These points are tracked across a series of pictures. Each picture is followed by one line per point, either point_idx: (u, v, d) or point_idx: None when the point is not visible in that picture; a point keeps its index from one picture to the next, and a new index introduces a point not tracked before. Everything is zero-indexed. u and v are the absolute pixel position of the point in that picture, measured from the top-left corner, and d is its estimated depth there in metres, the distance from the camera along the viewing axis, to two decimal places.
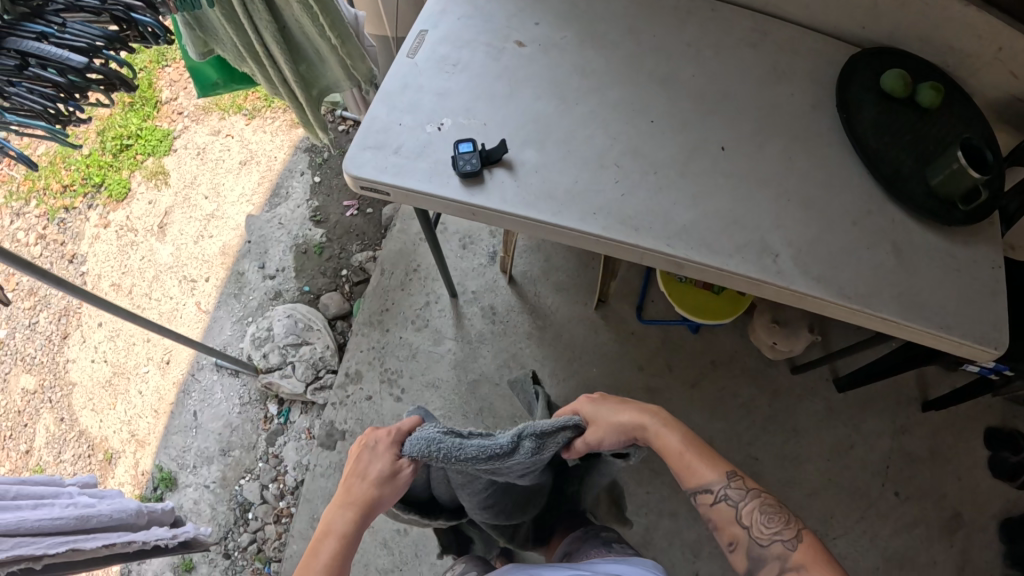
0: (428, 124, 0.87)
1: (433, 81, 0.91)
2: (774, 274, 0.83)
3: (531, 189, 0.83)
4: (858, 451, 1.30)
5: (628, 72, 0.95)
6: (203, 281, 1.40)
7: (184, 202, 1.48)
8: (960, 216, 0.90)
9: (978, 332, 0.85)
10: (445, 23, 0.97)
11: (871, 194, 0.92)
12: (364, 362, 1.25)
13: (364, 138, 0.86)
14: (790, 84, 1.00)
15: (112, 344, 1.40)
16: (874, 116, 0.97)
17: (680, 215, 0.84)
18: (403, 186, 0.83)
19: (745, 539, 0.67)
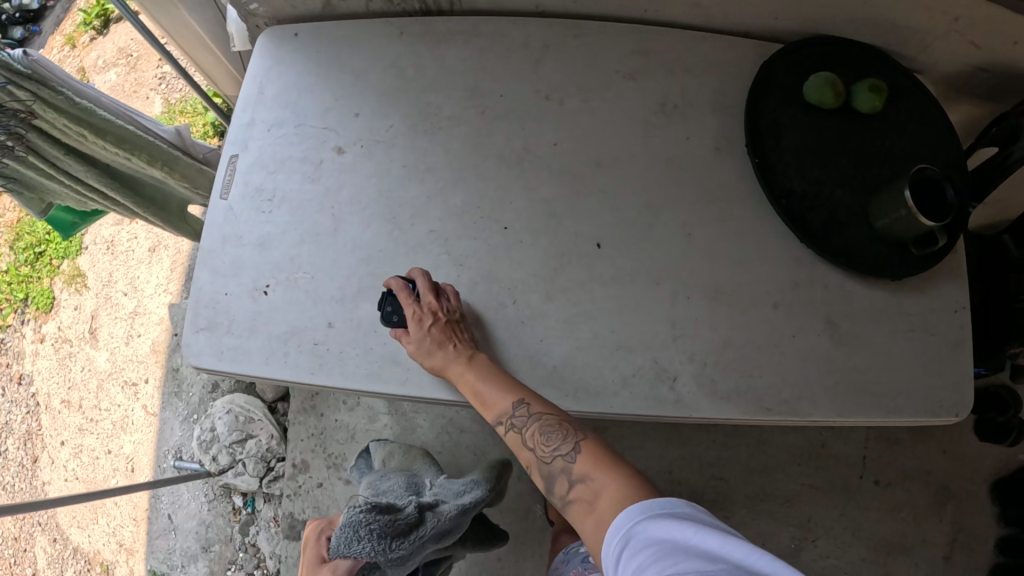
0: (254, 289, 0.79)
1: (252, 227, 0.81)
2: (672, 405, 0.73)
3: (370, 356, 0.76)
4: (833, 447, 1.23)
5: (475, 160, 0.81)
6: (144, 383, 1.39)
7: (106, 302, 1.44)
8: (914, 263, 0.78)
9: (926, 405, 0.77)
10: (254, 140, 0.85)
11: (796, 253, 0.79)
12: (307, 451, 1.22)
13: (195, 320, 0.79)
14: (684, 121, 0.83)
15: (78, 461, 1.41)
16: (801, 141, 0.83)
17: (553, 353, 0.74)
18: (244, 373, 0.77)
19: (536, 460, 0.70)
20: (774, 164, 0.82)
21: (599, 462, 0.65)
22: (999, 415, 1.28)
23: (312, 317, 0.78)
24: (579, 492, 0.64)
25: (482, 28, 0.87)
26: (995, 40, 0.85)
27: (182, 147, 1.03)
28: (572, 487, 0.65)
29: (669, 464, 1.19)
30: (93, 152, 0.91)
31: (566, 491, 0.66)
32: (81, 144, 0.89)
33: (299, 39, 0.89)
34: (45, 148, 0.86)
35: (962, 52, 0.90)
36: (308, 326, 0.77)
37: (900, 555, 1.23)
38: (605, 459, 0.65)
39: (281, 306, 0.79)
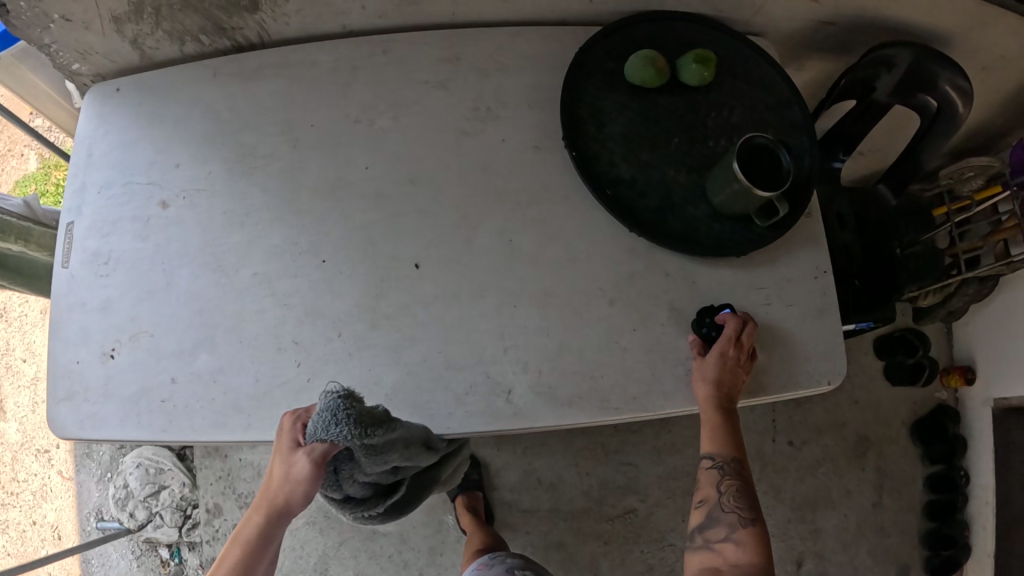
0: (101, 354, 0.75)
1: (93, 292, 0.77)
2: (509, 419, 0.70)
3: (214, 407, 0.71)
4: (738, 415, 1.24)
5: (290, 195, 0.77)
6: (55, 449, 1.37)
7: (6, 372, 1.41)
8: (761, 234, 0.77)
9: (782, 380, 0.77)
10: (87, 204, 0.80)
11: (630, 245, 0.76)
12: (218, 494, 1.22)
13: (54, 391, 0.76)
14: (503, 124, 0.81)
15: (6, 536, 1.39)
16: (625, 128, 0.81)
17: (386, 381, 0.70)
18: (104, 438, 0.74)
19: (714, 502, 0.76)
20: (600, 154, 0.79)
21: (757, 544, 0.73)
22: (908, 357, 1.27)
23: (156, 374, 0.73)
24: (723, 547, 0.74)
25: (291, 57, 0.83)
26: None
27: (32, 217, 1.02)
28: (720, 539, 0.74)
29: (575, 455, 1.19)
30: None
31: (717, 541, 0.74)
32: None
33: (123, 94, 0.84)
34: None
35: (792, 11, 0.88)
36: (155, 385, 0.73)
37: (825, 508, 1.25)
38: (761, 540, 0.74)
39: (126, 367, 0.74)
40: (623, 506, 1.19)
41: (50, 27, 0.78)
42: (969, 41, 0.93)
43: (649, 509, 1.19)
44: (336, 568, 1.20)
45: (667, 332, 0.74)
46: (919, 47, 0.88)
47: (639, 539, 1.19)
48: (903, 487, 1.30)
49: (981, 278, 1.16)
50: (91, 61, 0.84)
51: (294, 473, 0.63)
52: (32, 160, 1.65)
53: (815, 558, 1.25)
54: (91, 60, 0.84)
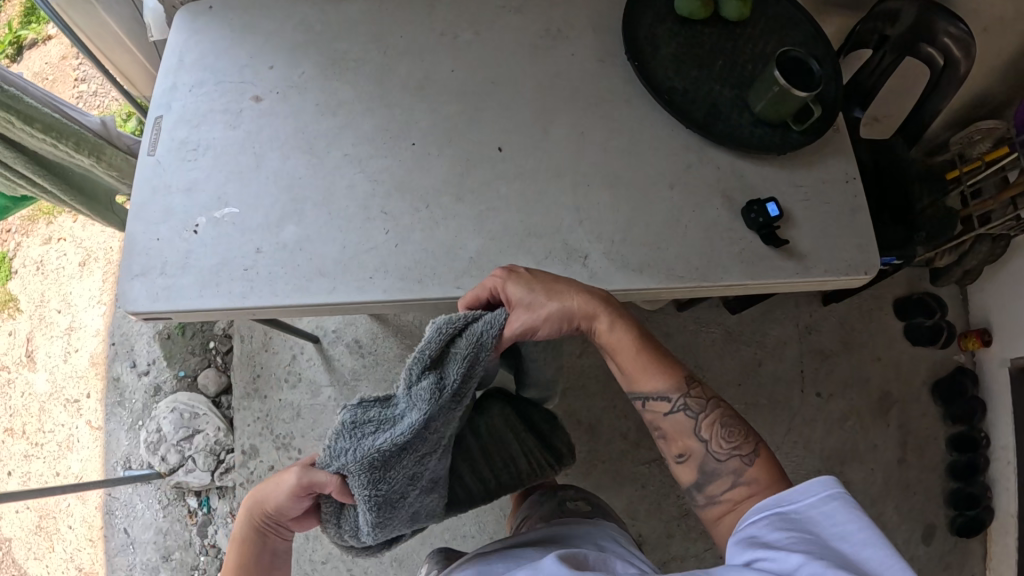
0: (182, 230, 0.78)
1: (181, 176, 0.81)
2: (587, 280, 0.75)
3: (301, 270, 0.74)
4: (768, 366, 1.26)
5: (382, 89, 0.84)
6: (87, 399, 1.36)
7: (40, 323, 1.41)
8: (795, 139, 0.83)
9: (843, 262, 0.80)
10: (178, 101, 0.85)
11: (686, 142, 0.84)
12: (256, 435, 1.22)
13: (129, 268, 0.76)
14: (570, 43, 0.88)
15: (27, 490, 1.37)
16: (676, 50, 0.88)
17: (469, 243, 0.75)
18: (177, 311, 0.74)
19: (701, 451, 0.69)
20: (653, 69, 0.86)
21: (769, 470, 0.67)
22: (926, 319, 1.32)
23: (240, 247, 0.76)
24: (738, 494, 0.66)
25: None
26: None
27: (109, 138, 1.04)
28: (728, 489, 0.67)
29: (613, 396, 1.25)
30: (20, 139, 0.91)
31: (725, 492, 0.67)
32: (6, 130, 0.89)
33: (216, 12, 0.89)
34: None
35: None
36: (236, 256, 0.75)
37: (853, 462, 1.28)
38: (769, 462, 0.67)
39: (210, 241, 0.76)
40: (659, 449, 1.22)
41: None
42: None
43: None
44: None
45: (723, 221, 0.79)
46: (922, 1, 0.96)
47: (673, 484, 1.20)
48: (928, 445, 1.33)
49: (993, 237, 1.22)
50: None
51: (280, 509, 0.71)
52: None
53: None
54: None
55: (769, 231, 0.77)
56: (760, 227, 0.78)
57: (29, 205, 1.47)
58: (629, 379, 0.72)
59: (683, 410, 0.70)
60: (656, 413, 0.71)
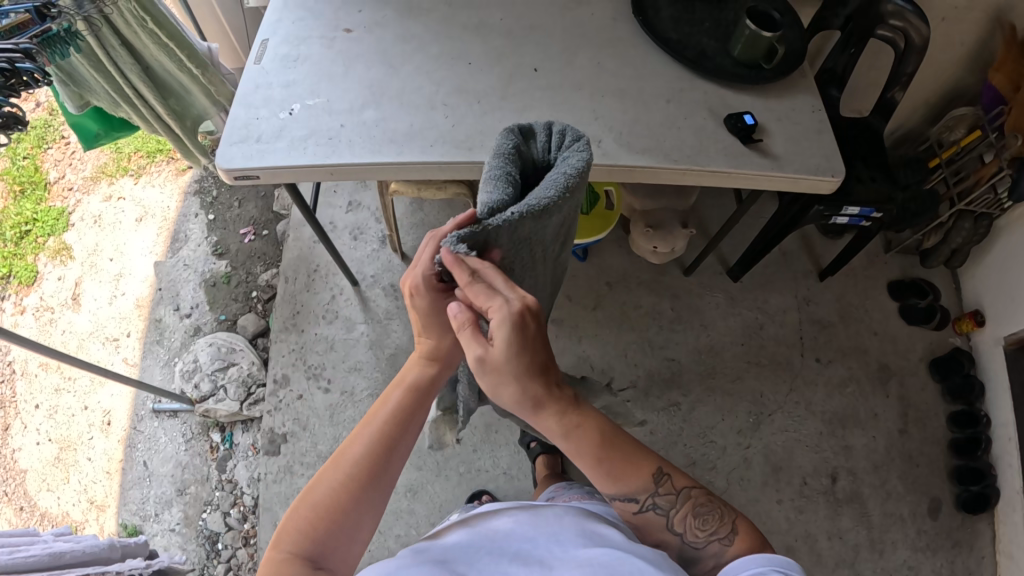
0: (280, 111, 0.92)
1: (279, 76, 0.96)
2: (601, 156, 0.88)
3: (374, 140, 0.88)
4: (769, 329, 1.35)
5: (445, 27, 1.00)
6: (125, 337, 1.43)
7: (91, 269, 1.52)
8: (770, 75, 0.97)
9: (812, 166, 0.92)
10: (280, 29, 1.02)
11: (681, 75, 0.97)
12: (288, 365, 1.27)
13: (229, 137, 0.90)
14: (590, 5, 1.04)
15: (53, 421, 1.44)
16: (672, 13, 1.03)
17: (509, 127, 0.90)
18: (268, 166, 0.87)
19: (679, 543, 0.66)
20: (653, 22, 1.02)
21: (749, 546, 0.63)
22: (920, 300, 1.45)
23: (328, 122, 0.90)
24: (719, 574, 0.63)
25: None
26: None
27: (211, 63, 1.17)
28: (712, 569, 0.64)
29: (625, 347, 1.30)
30: (138, 46, 1.04)
31: (709, 573, 0.64)
32: (133, 36, 1.02)
33: None
34: (107, 40, 0.99)
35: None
36: (324, 127, 0.90)
37: (856, 428, 1.35)
38: (755, 539, 0.64)
39: (301, 119, 0.91)
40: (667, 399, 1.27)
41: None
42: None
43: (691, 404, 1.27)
44: None
45: (715, 129, 0.92)
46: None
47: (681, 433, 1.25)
48: (930, 421, 1.41)
49: (975, 215, 1.39)
50: None
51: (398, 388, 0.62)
52: None
53: (847, 474, 1.30)
54: None
55: (747, 134, 0.91)
56: (739, 131, 0.91)
57: (95, 167, 1.62)
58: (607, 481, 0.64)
59: (660, 504, 0.65)
60: (626, 508, 0.66)
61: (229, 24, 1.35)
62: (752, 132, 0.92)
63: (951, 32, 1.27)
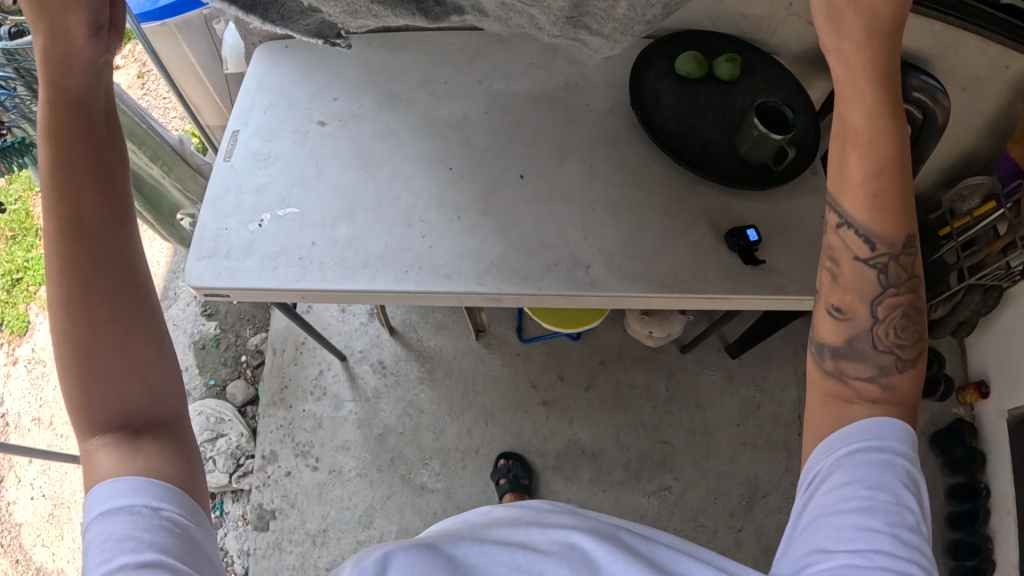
0: (249, 222, 0.88)
1: (250, 178, 0.92)
2: (589, 285, 0.84)
3: (347, 264, 0.84)
4: (767, 409, 1.31)
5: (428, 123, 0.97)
6: None
7: None
8: (778, 176, 0.92)
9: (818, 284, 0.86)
10: (253, 119, 0.98)
11: (682, 178, 0.92)
12: (276, 441, 1.27)
13: (197, 250, 0.86)
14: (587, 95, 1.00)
15: (46, 478, 1.45)
16: (676, 101, 0.98)
17: (490, 251, 0.86)
18: (237, 288, 0.83)
19: (867, 335, 0.55)
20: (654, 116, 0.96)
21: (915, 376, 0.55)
22: (924, 370, 1.44)
23: (297, 239, 0.86)
24: (867, 389, 0.55)
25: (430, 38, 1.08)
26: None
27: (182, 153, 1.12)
28: (861, 376, 0.55)
29: (617, 429, 1.27)
30: None
31: (858, 377, 0.55)
32: None
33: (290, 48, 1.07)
34: None
35: (801, 33, 1.08)
36: (293, 244, 0.86)
37: None
38: (918, 386, 0.56)
39: (272, 233, 0.87)
40: (659, 483, 1.24)
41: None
42: (947, 58, 1.13)
43: (683, 487, 1.25)
44: (380, 521, 1.20)
45: (713, 247, 0.87)
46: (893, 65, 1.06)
47: (673, 517, 1.22)
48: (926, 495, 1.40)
49: (985, 287, 1.34)
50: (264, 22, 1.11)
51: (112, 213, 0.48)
52: None
53: None
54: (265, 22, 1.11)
55: (750, 253, 0.86)
56: (741, 249, 0.86)
57: None
58: (862, 294, 0.56)
59: (895, 358, 0.55)
60: (854, 331, 0.56)
61: (212, 84, 1.38)
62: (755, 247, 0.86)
63: (971, 102, 1.21)
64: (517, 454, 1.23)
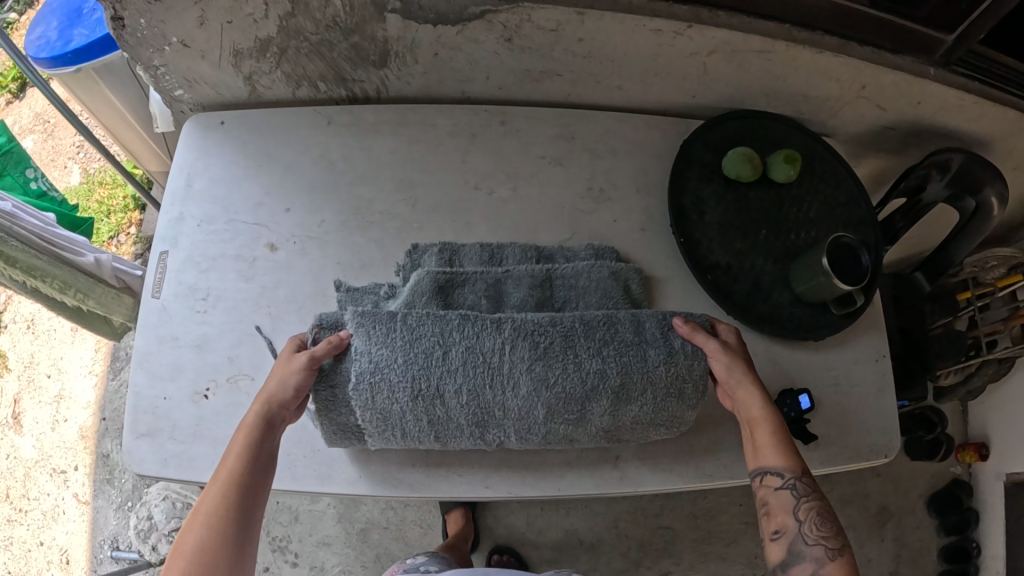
0: (194, 394, 0.81)
1: (187, 330, 0.83)
2: (619, 483, 0.80)
3: (316, 457, 0.78)
4: None
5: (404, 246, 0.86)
6: (74, 471, 1.33)
7: (29, 386, 1.39)
8: (833, 321, 0.87)
9: (866, 445, 0.87)
10: (184, 237, 0.86)
11: (727, 329, 0.88)
12: None
13: (135, 427, 0.80)
14: (613, 207, 0.90)
15: (7, 555, 1.32)
16: (721, 216, 0.90)
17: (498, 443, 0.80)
18: (187, 480, 0.79)
19: (794, 531, 0.68)
20: (699, 240, 0.88)
21: None
22: (927, 433, 1.37)
23: None
24: None
25: (409, 115, 0.92)
26: (900, 101, 0.92)
27: (99, 274, 0.98)
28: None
29: (615, 518, 1.25)
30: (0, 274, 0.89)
31: None
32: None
33: (226, 127, 0.91)
34: None
35: (865, 115, 0.96)
36: None
37: None
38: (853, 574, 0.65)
39: (223, 409, 0.80)
40: (658, 569, 1.24)
41: (164, 49, 0.84)
42: (1012, 142, 0.99)
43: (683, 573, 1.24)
44: None
45: None
46: (971, 154, 0.95)
47: None
48: (921, 556, 1.39)
49: (999, 360, 1.27)
50: (194, 88, 0.92)
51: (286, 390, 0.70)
52: (75, 174, 1.63)
53: None
54: (196, 88, 0.92)
55: (801, 424, 0.83)
56: (792, 420, 0.83)
57: None
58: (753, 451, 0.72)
59: (791, 491, 0.69)
60: (766, 488, 0.70)
61: (144, 129, 1.18)
62: (805, 415, 0.84)
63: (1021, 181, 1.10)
64: (513, 550, 1.22)
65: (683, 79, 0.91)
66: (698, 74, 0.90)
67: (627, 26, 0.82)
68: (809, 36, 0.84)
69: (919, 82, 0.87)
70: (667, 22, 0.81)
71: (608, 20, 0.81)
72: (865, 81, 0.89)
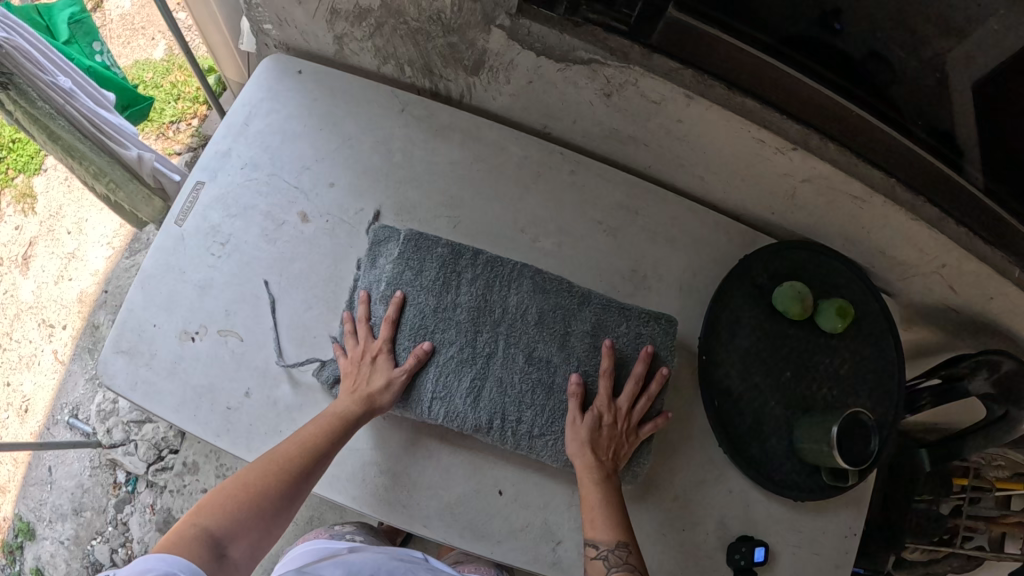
0: (182, 333, 0.80)
1: (196, 267, 0.82)
2: (550, 566, 0.78)
3: (274, 438, 0.78)
4: None
5: None
6: (61, 329, 1.36)
7: (48, 234, 1.46)
8: (821, 488, 0.83)
9: None
10: (225, 174, 0.85)
11: (714, 456, 0.85)
12: (201, 454, 1.22)
13: (116, 342, 0.81)
14: (648, 294, 0.87)
15: None
16: (752, 343, 0.86)
17: (455, 488, 0.79)
18: (147, 411, 0.79)
19: None
20: (720, 361, 0.85)
21: None
22: None
23: (232, 381, 0.79)
24: None
25: (483, 130, 0.88)
26: (975, 292, 0.86)
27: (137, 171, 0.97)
28: None
29: None
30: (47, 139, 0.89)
31: None
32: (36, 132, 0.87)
33: (302, 77, 0.88)
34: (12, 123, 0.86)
35: (935, 291, 0.90)
36: (225, 390, 0.79)
37: None
38: None
39: (204, 357, 0.80)
40: None
41: None
42: None
43: None
44: None
45: (713, 552, 0.83)
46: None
47: None
48: None
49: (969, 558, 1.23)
50: (284, 28, 0.90)
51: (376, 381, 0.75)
52: (159, 48, 1.63)
53: None
54: (287, 28, 0.89)
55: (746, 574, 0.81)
56: (739, 567, 0.81)
57: None
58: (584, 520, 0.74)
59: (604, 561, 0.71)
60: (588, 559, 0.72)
61: (231, 39, 1.16)
62: (753, 566, 0.82)
63: None
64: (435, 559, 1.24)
65: (766, 192, 0.86)
66: (783, 194, 0.85)
67: (730, 126, 0.76)
68: (912, 200, 0.78)
69: (1004, 285, 0.81)
70: (772, 135, 0.75)
71: (713, 113, 0.76)
72: (948, 262, 0.83)
